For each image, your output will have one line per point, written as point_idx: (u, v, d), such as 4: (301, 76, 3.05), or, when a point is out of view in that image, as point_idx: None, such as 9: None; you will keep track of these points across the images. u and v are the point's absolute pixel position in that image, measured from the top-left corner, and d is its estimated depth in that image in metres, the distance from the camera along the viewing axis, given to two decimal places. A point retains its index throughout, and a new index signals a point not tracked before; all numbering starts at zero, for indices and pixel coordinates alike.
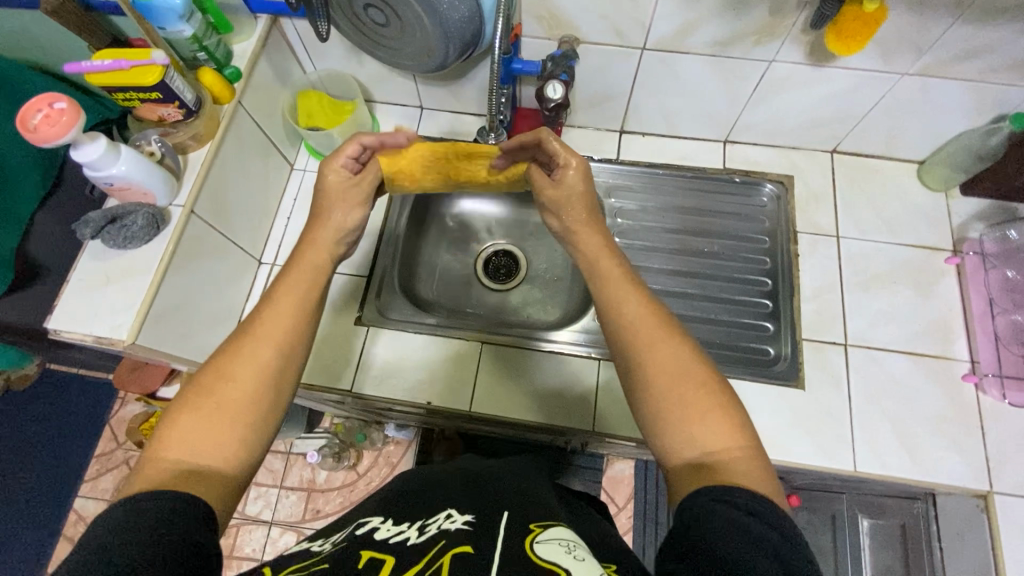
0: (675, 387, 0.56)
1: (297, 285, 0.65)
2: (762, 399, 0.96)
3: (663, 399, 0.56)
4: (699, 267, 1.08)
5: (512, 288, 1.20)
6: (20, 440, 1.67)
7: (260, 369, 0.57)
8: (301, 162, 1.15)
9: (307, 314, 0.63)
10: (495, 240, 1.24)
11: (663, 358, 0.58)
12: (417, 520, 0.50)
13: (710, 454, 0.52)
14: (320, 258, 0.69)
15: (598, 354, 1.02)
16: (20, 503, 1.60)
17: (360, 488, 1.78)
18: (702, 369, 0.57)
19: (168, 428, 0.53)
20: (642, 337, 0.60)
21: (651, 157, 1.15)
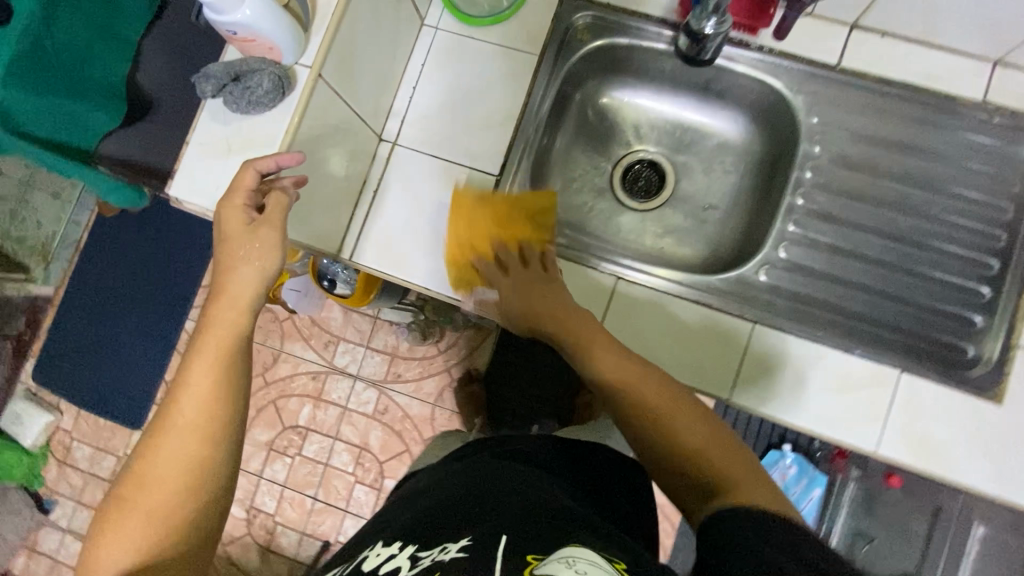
0: (675, 427, 0.67)
1: (214, 346, 0.62)
2: (943, 405, 0.80)
3: (669, 437, 0.67)
4: (902, 230, 0.86)
5: (649, 209, 1.03)
6: (138, 257, 1.78)
7: (173, 466, 0.58)
8: (433, 17, 0.95)
9: (228, 384, 0.61)
10: (644, 147, 1.03)
11: (661, 400, 0.69)
12: (407, 544, 0.56)
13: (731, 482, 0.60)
14: (243, 302, 0.64)
15: (754, 319, 0.84)
16: (143, 314, 1.76)
17: (440, 362, 1.84)
18: (682, 402, 0.69)
19: (91, 548, 0.56)
20: (647, 396, 0.70)
21: (883, 70, 0.86)
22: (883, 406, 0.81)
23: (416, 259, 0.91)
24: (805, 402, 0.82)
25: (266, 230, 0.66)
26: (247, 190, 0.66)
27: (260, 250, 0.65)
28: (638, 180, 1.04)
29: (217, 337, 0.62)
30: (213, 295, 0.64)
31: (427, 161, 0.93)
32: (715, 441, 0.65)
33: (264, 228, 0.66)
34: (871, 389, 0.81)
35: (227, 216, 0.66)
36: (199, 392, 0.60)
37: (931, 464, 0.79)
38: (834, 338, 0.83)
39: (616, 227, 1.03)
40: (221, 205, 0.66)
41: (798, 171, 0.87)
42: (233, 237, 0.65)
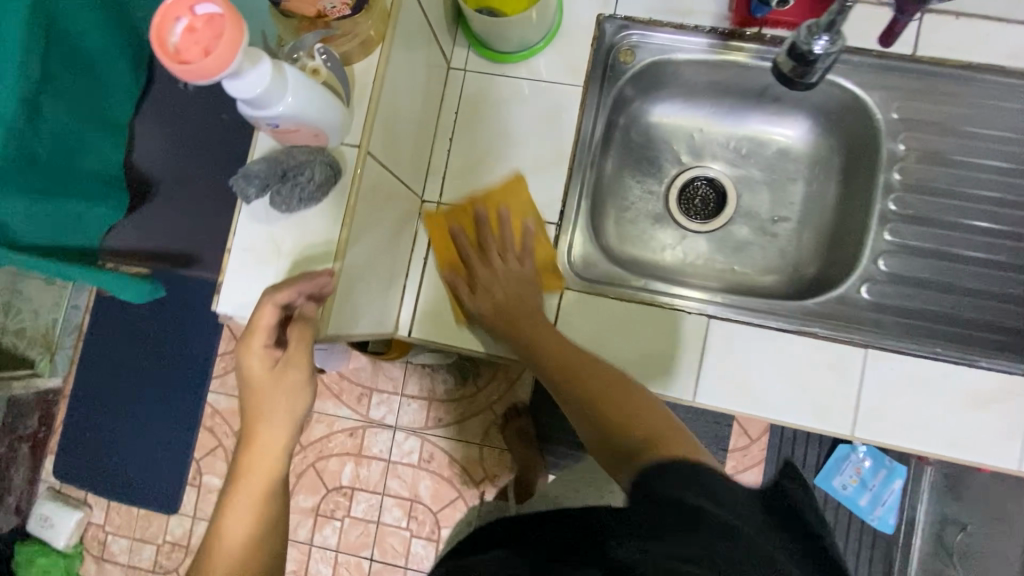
0: (633, 410, 0.65)
1: (255, 487, 0.60)
2: None
3: (625, 419, 0.64)
4: (1004, 224, 0.79)
5: (715, 229, 0.94)
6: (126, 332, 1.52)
7: None
8: (458, 60, 0.88)
9: (265, 523, 0.60)
10: (700, 163, 0.96)
11: (598, 390, 0.68)
12: None
13: (639, 442, 0.61)
14: (278, 445, 0.61)
15: (867, 343, 0.77)
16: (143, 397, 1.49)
17: (481, 399, 1.63)
18: (628, 388, 0.68)
19: None
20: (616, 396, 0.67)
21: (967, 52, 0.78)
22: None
23: (483, 326, 0.84)
24: (936, 425, 0.75)
25: (290, 372, 0.60)
26: (266, 325, 0.59)
27: (287, 393, 0.60)
28: (698, 199, 0.96)
29: (256, 479, 0.60)
30: (248, 430, 0.61)
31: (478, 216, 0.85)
32: (620, 398, 0.67)
33: (291, 369, 0.60)
34: (1009, 404, 0.74)
35: (251, 375, 0.59)
36: (241, 554, 0.59)
37: None
38: (955, 352, 0.76)
39: (687, 254, 0.94)
40: (240, 352, 0.59)
41: (887, 174, 0.82)
42: (264, 391, 0.60)
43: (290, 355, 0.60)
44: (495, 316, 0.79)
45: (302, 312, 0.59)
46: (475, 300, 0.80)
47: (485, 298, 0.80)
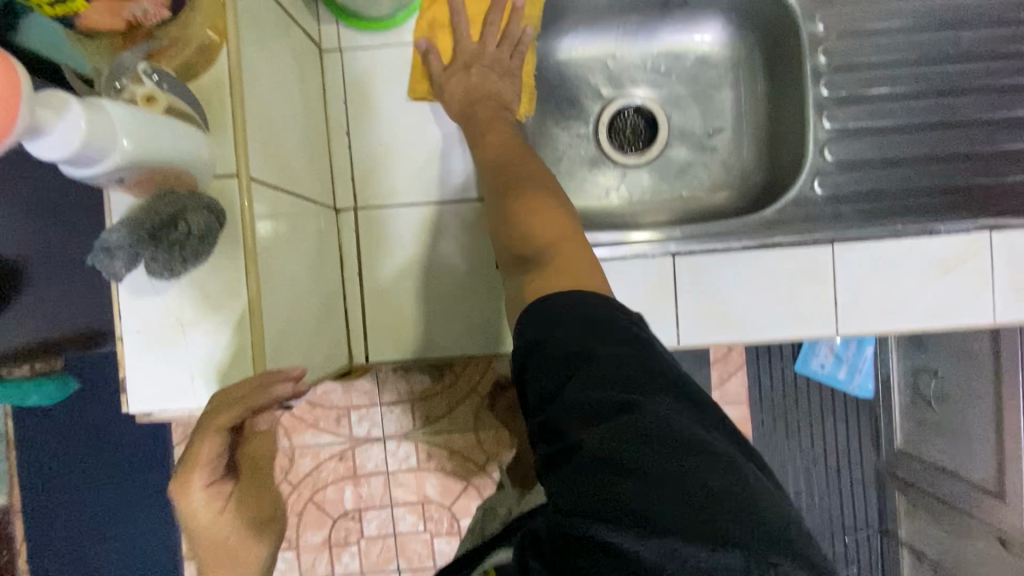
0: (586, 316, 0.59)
1: None
2: None
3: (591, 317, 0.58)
4: (923, 85, 0.79)
5: (652, 159, 0.88)
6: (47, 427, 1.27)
7: None
8: (332, 40, 0.76)
9: None
10: (624, 93, 0.89)
11: (541, 213, 0.64)
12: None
13: (574, 280, 0.57)
14: None
15: (830, 239, 0.75)
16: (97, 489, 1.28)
17: (463, 385, 1.55)
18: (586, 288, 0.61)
19: None
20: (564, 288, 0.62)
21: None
22: (986, 272, 0.74)
23: (449, 326, 0.79)
24: (912, 301, 0.75)
25: (240, 515, 0.53)
26: (209, 460, 0.50)
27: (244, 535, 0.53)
28: (630, 132, 0.89)
29: None
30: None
31: (403, 214, 0.77)
32: (551, 237, 0.62)
33: (242, 506, 0.53)
34: (969, 260, 0.74)
35: (196, 523, 0.51)
36: None
37: None
38: (913, 221, 0.76)
39: (635, 191, 0.88)
40: (178, 498, 0.51)
41: (813, 57, 0.79)
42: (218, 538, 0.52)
43: (240, 489, 0.53)
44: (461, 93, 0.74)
45: (252, 428, 0.54)
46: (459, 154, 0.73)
47: (459, 80, 0.75)
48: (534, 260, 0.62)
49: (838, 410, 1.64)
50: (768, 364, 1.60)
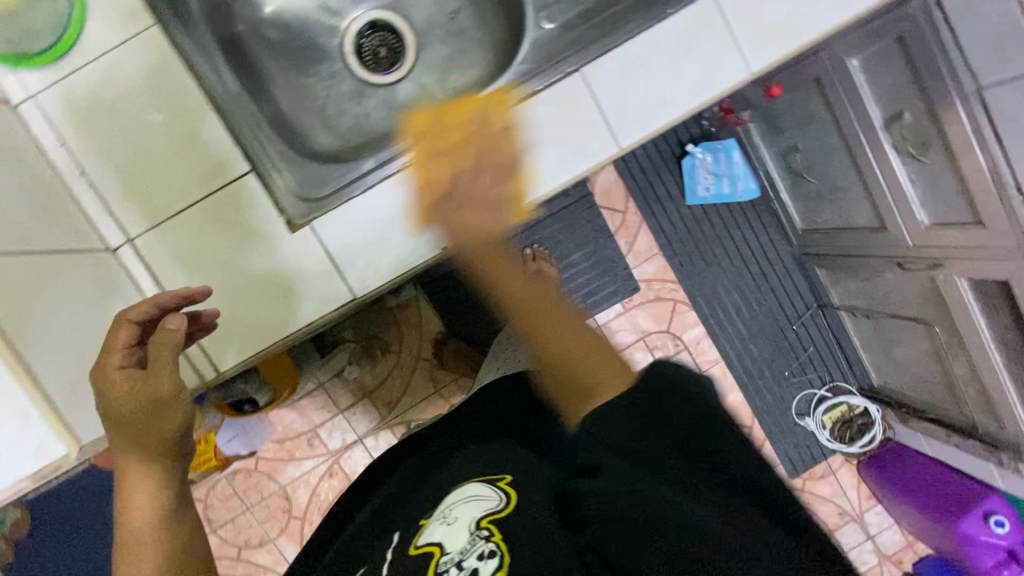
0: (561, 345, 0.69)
1: (144, 520, 0.61)
2: None
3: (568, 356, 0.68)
4: None
5: (411, 64, 0.90)
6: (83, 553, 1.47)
7: None
8: (19, 92, 0.72)
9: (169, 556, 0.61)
10: (348, 22, 0.89)
11: (535, 303, 0.71)
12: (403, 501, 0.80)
13: (587, 383, 0.65)
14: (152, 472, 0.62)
15: (576, 67, 0.77)
16: None
17: (405, 357, 1.71)
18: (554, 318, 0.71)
19: None
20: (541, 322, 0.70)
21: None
22: (723, 31, 0.77)
23: (272, 308, 0.76)
24: (673, 87, 0.78)
25: (136, 399, 0.59)
26: (126, 346, 0.61)
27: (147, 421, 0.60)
28: (377, 52, 0.90)
29: (141, 513, 0.61)
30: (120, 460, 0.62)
31: (177, 223, 0.75)
32: (560, 320, 0.70)
33: (148, 383, 0.60)
34: (702, 28, 0.77)
35: (110, 395, 0.60)
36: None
37: (796, 35, 0.77)
38: (640, 14, 0.78)
39: (408, 106, 0.89)
40: (96, 372, 0.60)
41: None
42: (129, 410, 0.59)
43: (147, 373, 0.60)
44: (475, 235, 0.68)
45: (162, 325, 0.62)
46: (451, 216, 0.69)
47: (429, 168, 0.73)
48: (538, 333, 0.69)
49: (740, 221, 1.75)
50: (660, 209, 1.73)
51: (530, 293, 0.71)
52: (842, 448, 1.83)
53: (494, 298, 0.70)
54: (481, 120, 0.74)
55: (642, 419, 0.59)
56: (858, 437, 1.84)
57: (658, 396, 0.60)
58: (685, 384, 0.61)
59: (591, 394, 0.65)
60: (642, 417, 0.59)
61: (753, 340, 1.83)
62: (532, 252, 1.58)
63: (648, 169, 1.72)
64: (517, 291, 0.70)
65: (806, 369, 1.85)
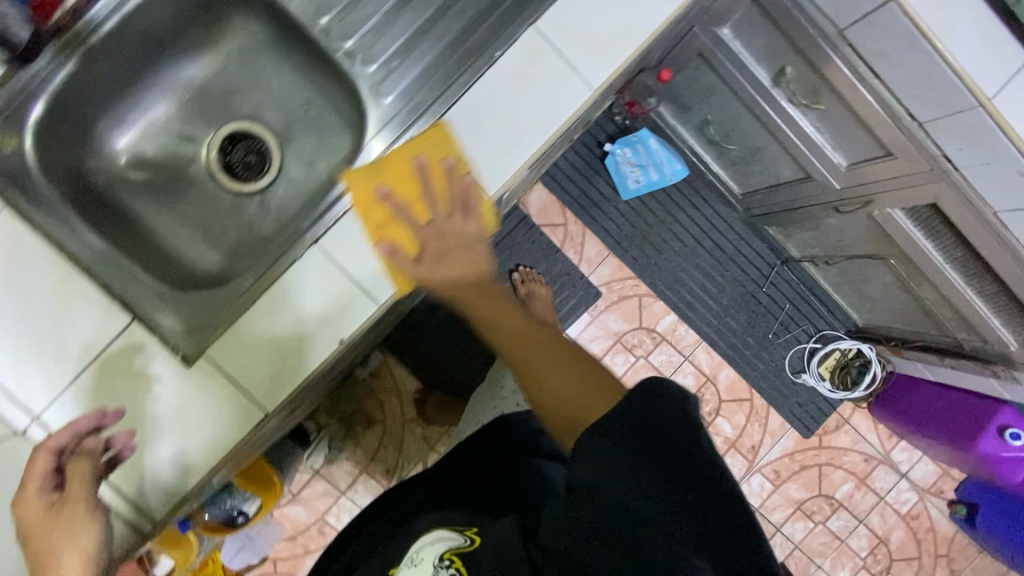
0: (547, 358, 0.61)
1: None
2: (574, 9, 0.77)
3: (543, 371, 0.61)
4: None
5: (281, 163, 0.91)
6: None
7: None
8: None
9: None
10: (209, 142, 0.90)
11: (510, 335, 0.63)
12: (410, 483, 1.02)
13: (563, 413, 0.60)
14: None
15: (423, 129, 0.77)
16: None
17: (392, 422, 1.71)
18: (544, 340, 0.63)
19: None
20: (539, 357, 0.61)
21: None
22: (554, 61, 0.78)
23: (188, 448, 0.75)
24: (523, 123, 0.77)
25: (61, 514, 0.63)
26: (41, 476, 0.64)
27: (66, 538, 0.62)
28: (244, 161, 0.90)
29: None
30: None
31: (69, 392, 0.73)
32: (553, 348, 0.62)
33: (67, 503, 0.64)
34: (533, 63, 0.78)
35: (26, 525, 0.62)
36: None
37: (629, 40, 0.78)
38: (471, 66, 0.79)
39: (287, 206, 0.90)
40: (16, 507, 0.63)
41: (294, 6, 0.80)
42: (50, 528, 0.62)
43: (67, 490, 0.64)
44: (464, 282, 0.65)
45: (80, 444, 0.68)
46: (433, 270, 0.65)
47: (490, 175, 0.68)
48: (522, 379, 0.62)
49: (679, 201, 1.74)
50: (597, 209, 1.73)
51: (509, 325, 0.63)
52: (846, 395, 1.79)
53: (481, 328, 0.64)
54: (423, 169, 0.64)
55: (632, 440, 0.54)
56: (859, 380, 1.80)
57: (658, 410, 0.55)
58: (670, 411, 0.55)
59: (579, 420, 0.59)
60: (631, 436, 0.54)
61: (728, 312, 1.80)
62: (521, 275, 1.61)
63: (575, 176, 1.72)
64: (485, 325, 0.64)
65: (789, 327, 1.82)
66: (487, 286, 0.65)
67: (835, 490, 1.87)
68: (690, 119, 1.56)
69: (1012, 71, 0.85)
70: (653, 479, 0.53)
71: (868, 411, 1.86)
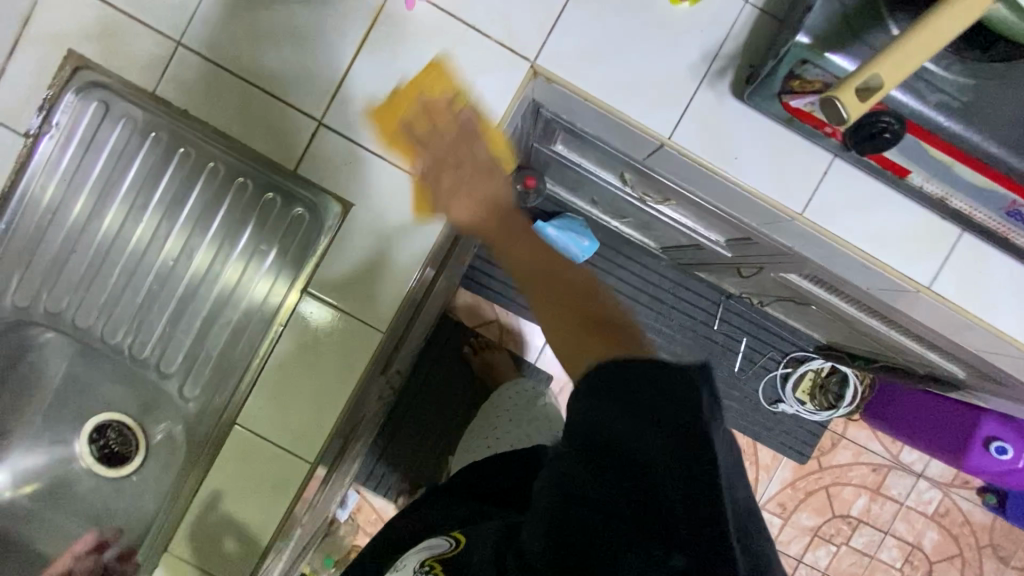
0: (570, 281, 0.69)
1: None
2: (342, 263, 0.77)
3: (562, 277, 0.70)
4: (174, 239, 0.80)
5: (144, 440, 0.95)
6: None
7: None
8: None
9: None
10: (81, 453, 0.94)
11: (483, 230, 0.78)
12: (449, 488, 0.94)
13: (607, 331, 0.62)
14: None
15: (230, 418, 0.79)
16: None
17: None
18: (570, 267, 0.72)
19: None
20: (559, 273, 0.70)
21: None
22: (336, 317, 0.78)
23: None
24: (323, 384, 0.78)
25: None
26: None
27: None
28: (111, 452, 0.94)
29: None
30: None
31: None
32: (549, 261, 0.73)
33: None
34: (316, 325, 0.78)
35: None
36: None
37: (403, 274, 0.78)
38: (264, 340, 0.80)
39: (157, 482, 0.94)
40: None
41: (94, 330, 0.83)
42: None
43: None
44: (477, 215, 0.77)
45: None
46: (447, 189, 0.77)
47: (454, 177, 0.77)
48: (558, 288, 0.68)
49: (606, 266, 1.65)
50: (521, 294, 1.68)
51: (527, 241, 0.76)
52: (832, 414, 1.70)
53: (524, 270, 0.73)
54: (426, 106, 0.76)
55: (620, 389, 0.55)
56: (842, 395, 1.70)
57: (624, 377, 0.55)
58: (643, 373, 0.55)
59: (597, 333, 0.62)
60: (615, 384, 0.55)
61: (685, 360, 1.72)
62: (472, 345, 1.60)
63: (490, 271, 1.66)
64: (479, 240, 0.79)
65: (754, 359, 1.72)
66: (496, 209, 0.77)
67: (850, 508, 1.78)
68: (582, 197, 1.49)
69: (813, 180, 0.79)
70: (621, 423, 0.53)
71: (863, 421, 1.76)
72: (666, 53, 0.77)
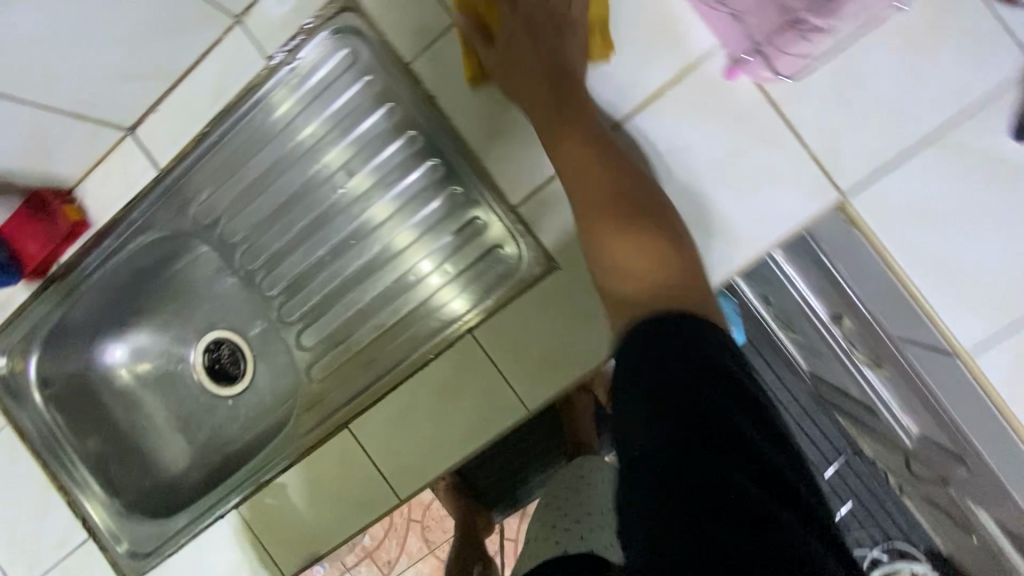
0: (647, 231, 0.52)
1: None
2: (520, 323, 0.67)
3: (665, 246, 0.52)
4: (366, 217, 0.74)
5: (253, 372, 0.92)
6: None
7: None
8: None
9: None
10: (194, 362, 0.94)
11: (537, 98, 0.60)
12: None
13: (689, 303, 0.47)
14: None
15: (342, 419, 0.74)
16: None
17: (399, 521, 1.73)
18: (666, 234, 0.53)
19: None
20: (646, 224, 0.53)
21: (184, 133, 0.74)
22: (489, 375, 0.69)
23: None
24: (446, 433, 0.71)
25: None
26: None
27: None
28: (219, 369, 0.94)
29: None
30: None
31: None
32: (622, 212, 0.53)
33: None
34: (466, 371, 0.70)
35: None
36: None
37: (571, 369, 0.66)
38: (408, 356, 0.73)
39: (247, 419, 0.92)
40: None
41: (255, 268, 0.79)
42: None
43: None
44: (543, 96, 0.60)
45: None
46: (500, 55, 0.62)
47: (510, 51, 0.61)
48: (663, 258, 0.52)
49: None
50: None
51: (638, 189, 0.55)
52: None
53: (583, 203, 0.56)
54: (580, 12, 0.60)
55: (696, 402, 0.42)
56: None
57: (694, 326, 0.45)
58: (701, 330, 0.44)
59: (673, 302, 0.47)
60: (672, 368, 0.43)
61: None
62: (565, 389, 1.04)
63: None
64: (505, 87, 0.62)
65: (850, 526, 1.52)
66: (596, 144, 0.57)
67: None
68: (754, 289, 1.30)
69: None
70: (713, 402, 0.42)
71: None
72: (969, 190, 0.58)
